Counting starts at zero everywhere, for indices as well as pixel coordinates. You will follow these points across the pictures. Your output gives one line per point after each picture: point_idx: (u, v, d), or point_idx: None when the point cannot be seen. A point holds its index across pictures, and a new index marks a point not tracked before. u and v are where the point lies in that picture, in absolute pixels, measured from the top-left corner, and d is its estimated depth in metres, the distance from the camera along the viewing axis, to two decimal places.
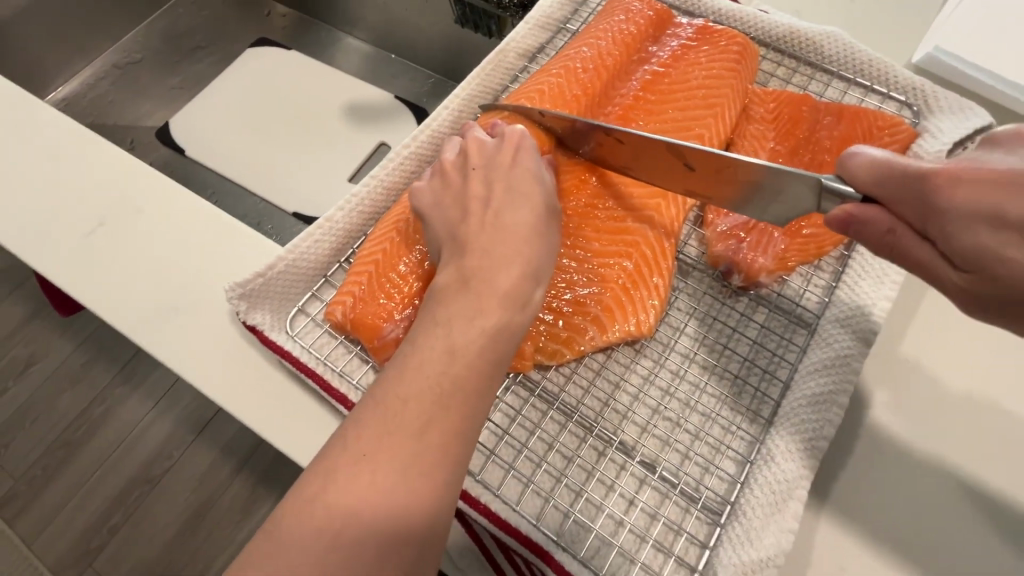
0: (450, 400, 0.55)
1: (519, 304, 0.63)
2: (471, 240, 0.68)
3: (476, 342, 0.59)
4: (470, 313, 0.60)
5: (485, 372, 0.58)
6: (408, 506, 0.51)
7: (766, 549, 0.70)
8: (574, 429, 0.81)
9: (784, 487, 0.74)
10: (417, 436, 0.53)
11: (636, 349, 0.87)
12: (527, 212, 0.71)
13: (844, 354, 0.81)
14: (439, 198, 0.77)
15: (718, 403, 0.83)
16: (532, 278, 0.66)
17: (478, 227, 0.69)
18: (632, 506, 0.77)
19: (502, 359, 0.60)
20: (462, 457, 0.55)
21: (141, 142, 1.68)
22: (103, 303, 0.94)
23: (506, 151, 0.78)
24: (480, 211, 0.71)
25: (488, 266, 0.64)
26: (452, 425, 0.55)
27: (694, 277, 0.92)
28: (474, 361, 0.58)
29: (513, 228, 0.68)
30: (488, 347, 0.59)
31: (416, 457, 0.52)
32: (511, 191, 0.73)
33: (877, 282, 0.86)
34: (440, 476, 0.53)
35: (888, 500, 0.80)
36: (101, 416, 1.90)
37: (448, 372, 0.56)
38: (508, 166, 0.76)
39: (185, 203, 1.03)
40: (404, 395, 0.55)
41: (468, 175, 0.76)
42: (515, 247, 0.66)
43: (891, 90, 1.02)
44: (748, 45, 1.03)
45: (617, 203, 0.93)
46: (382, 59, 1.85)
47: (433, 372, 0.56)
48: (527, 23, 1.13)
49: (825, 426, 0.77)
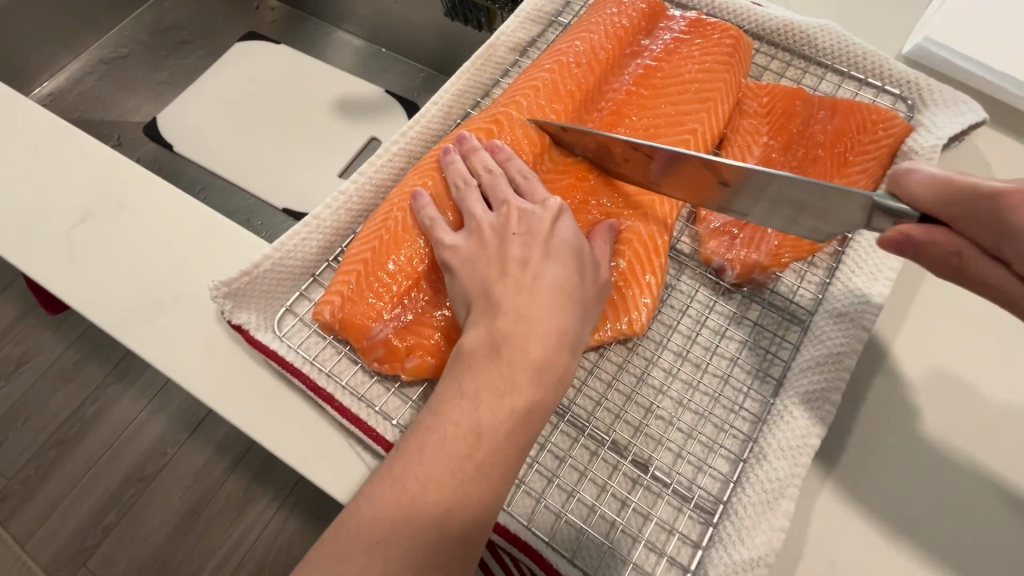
0: (472, 483, 0.56)
1: (549, 382, 0.62)
2: (505, 299, 0.67)
3: (503, 424, 0.58)
4: (499, 389, 0.59)
5: (509, 454, 0.58)
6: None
7: (757, 548, 0.70)
8: (566, 429, 0.80)
9: (776, 486, 0.73)
10: (438, 519, 0.54)
11: (629, 347, 0.86)
12: (564, 273, 0.70)
13: (837, 351, 0.80)
14: (474, 255, 0.74)
15: (712, 401, 0.82)
16: (568, 350, 0.65)
17: (513, 288, 0.68)
18: (624, 507, 0.76)
19: (528, 442, 0.60)
20: (484, 534, 0.57)
21: (129, 138, 1.65)
22: (88, 302, 0.93)
23: (547, 213, 0.76)
24: (516, 271, 0.69)
25: (519, 336, 0.63)
26: (474, 506, 0.56)
27: (689, 274, 0.91)
28: (499, 445, 0.58)
29: (549, 289, 0.67)
30: (516, 429, 0.59)
31: (437, 547, 0.54)
32: (549, 254, 0.72)
33: (871, 277, 0.85)
34: (458, 564, 0.54)
35: (882, 494, 0.79)
36: (93, 416, 1.88)
37: (472, 456, 0.57)
38: (550, 233, 0.74)
39: (172, 200, 1.01)
40: (424, 482, 0.55)
41: (506, 236, 0.74)
42: (550, 318, 0.65)
43: (885, 83, 1.01)
44: (741, 38, 1.02)
45: (610, 200, 0.92)
46: (373, 53, 1.83)
47: (456, 454, 0.56)
48: (517, 16, 1.11)
49: (817, 425, 0.76)
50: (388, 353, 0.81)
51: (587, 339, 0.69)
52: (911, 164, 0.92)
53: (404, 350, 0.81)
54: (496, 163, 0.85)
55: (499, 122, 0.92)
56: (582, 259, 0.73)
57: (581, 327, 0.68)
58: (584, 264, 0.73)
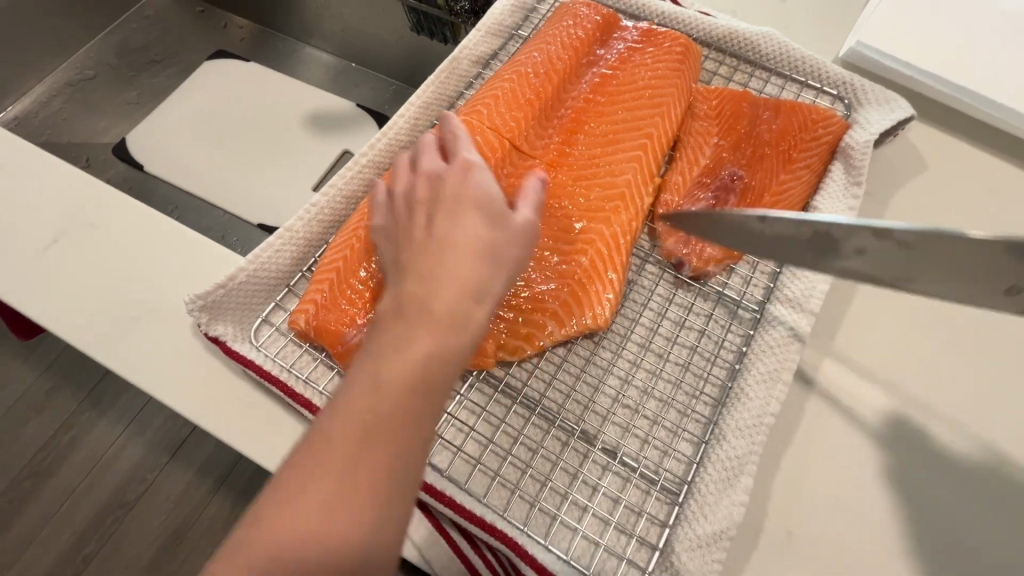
0: (376, 439, 0.53)
1: (456, 331, 0.61)
2: (413, 257, 0.66)
3: (405, 374, 0.56)
4: (401, 341, 0.58)
5: (417, 405, 0.55)
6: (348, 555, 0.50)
7: (719, 522, 0.74)
8: (538, 421, 0.84)
9: (735, 463, 0.78)
10: (340, 487, 0.50)
11: (595, 341, 0.90)
12: (470, 221, 0.68)
13: (786, 336, 0.86)
14: (390, 228, 0.74)
15: (674, 388, 0.86)
16: (473, 296, 0.63)
17: (420, 245, 0.67)
18: (594, 492, 0.80)
19: (437, 390, 0.57)
20: (400, 498, 0.53)
21: (98, 159, 1.65)
22: (61, 323, 0.93)
23: (455, 168, 0.73)
24: (421, 231, 0.68)
25: (422, 286, 0.62)
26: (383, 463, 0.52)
27: (649, 269, 0.96)
28: (404, 397, 0.55)
29: (453, 243, 0.65)
30: (421, 377, 0.56)
31: (340, 513, 0.50)
32: (456, 207, 0.69)
33: (809, 284, 0.90)
34: (372, 529, 0.51)
35: (837, 468, 0.84)
36: (72, 442, 1.85)
37: (374, 410, 0.54)
38: (457, 187, 0.71)
39: (145, 219, 1.03)
40: (325, 446, 0.52)
41: (415, 200, 0.73)
42: (454, 267, 0.63)
43: (824, 85, 1.08)
44: (690, 46, 1.08)
45: (571, 203, 0.96)
46: (343, 68, 1.86)
47: (357, 412, 0.53)
48: (477, 30, 1.15)
49: (771, 403, 0.81)
50: None
51: (501, 287, 0.66)
52: (849, 160, 0.99)
53: None
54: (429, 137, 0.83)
55: None
56: (498, 206, 0.71)
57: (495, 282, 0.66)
58: (495, 212, 0.70)
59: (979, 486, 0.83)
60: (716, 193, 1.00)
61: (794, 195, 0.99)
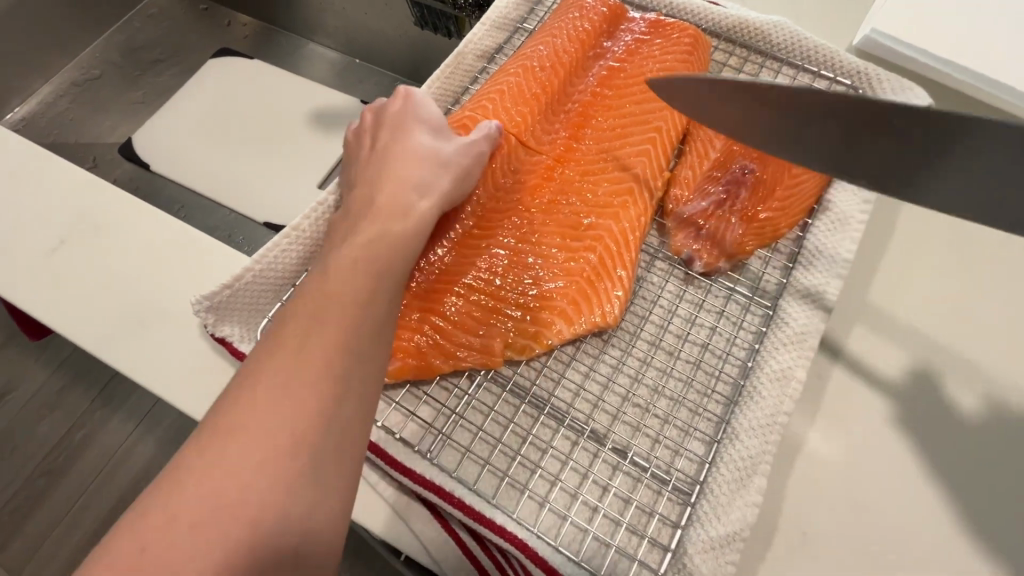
0: (307, 371, 0.58)
1: (385, 257, 0.72)
2: (358, 189, 0.82)
3: (345, 272, 0.68)
4: (345, 251, 0.71)
5: (357, 289, 0.66)
6: (273, 492, 0.52)
7: (732, 523, 0.72)
8: (547, 421, 0.83)
9: (748, 463, 0.76)
10: (296, 356, 0.59)
11: (604, 339, 0.89)
12: (410, 139, 0.86)
13: (800, 332, 0.84)
14: (350, 160, 0.91)
15: (685, 386, 0.85)
16: (412, 189, 0.81)
17: (367, 168, 0.84)
18: (605, 492, 0.79)
19: (374, 279, 0.69)
20: (349, 361, 0.61)
21: (105, 159, 1.65)
22: (70, 324, 0.94)
23: (397, 102, 0.92)
24: (372, 153, 0.87)
25: (352, 243, 0.72)
26: (313, 398, 0.56)
27: (659, 266, 0.95)
28: (345, 288, 0.66)
29: (399, 150, 0.85)
30: (359, 274, 0.68)
31: (298, 373, 0.57)
32: (402, 128, 0.88)
33: (828, 270, 0.89)
34: (324, 388, 0.58)
35: (852, 466, 0.82)
36: (83, 442, 1.85)
37: (322, 297, 0.65)
38: (398, 119, 0.89)
39: (152, 219, 1.03)
40: (257, 380, 0.57)
41: (370, 136, 0.90)
42: (395, 176, 0.81)
43: (838, 75, 1.05)
44: (699, 37, 1.06)
45: (579, 199, 0.94)
46: (347, 64, 1.85)
47: (311, 301, 0.64)
48: (483, 24, 1.14)
49: (785, 401, 0.80)
50: None
51: (446, 182, 0.84)
52: None
53: None
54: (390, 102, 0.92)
55: (466, 126, 0.94)
56: (442, 141, 0.87)
57: (425, 204, 0.80)
58: (438, 130, 0.89)
59: (1000, 482, 0.81)
60: (727, 187, 0.96)
61: (809, 187, 0.94)
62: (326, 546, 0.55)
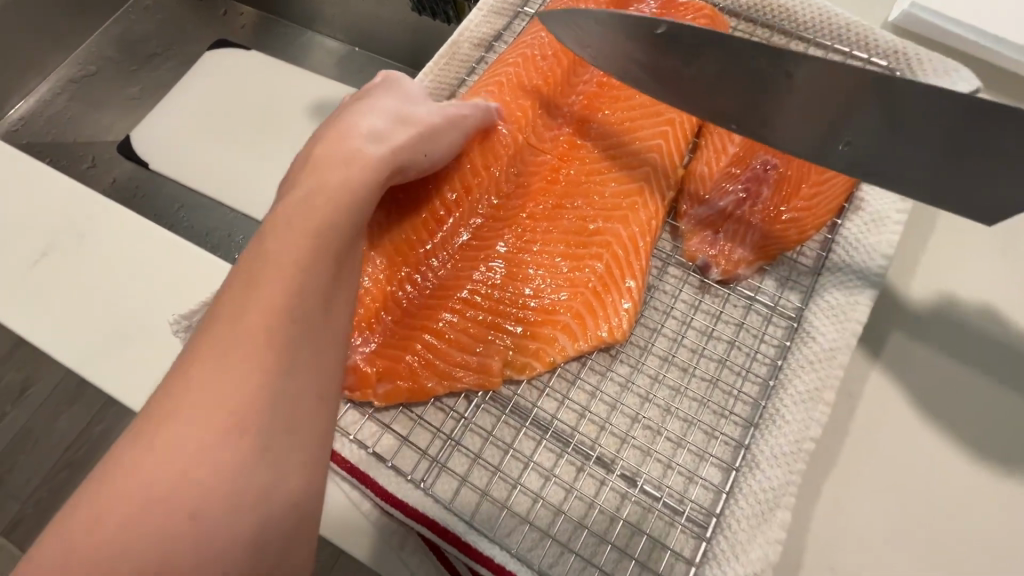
0: (244, 343, 0.48)
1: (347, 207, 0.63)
2: (319, 141, 0.71)
3: (298, 224, 0.58)
4: (301, 202, 0.61)
5: (310, 243, 0.57)
6: (216, 480, 0.44)
7: (752, 563, 0.67)
8: (550, 444, 0.77)
9: (769, 496, 0.70)
10: (236, 324, 0.50)
11: (612, 355, 0.82)
12: (383, 99, 0.77)
13: (829, 349, 0.76)
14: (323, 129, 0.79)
15: (700, 407, 0.78)
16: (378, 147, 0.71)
17: (331, 125, 0.73)
18: (612, 523, 0.73)
19: (330, 231, 0.59)
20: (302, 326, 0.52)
21: (104, 157, 1.60)
22: (59, 341, 0.89)
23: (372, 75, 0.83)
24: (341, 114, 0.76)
25: (303, 195, 0.62)
26: (256, 369, 0.48)
27: (672, 273, 0.87)
28: (297, 242, 0.56)
29: (366, 111, 0.75)
30: (316, 224, 0.59)
31: (240, 342, 0.48)
32: (372, 94, 0.79)
33: (862, 268, 0.81)
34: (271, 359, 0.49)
35: (884, 492, 0.75)
36: (119, 423, 1.60)
37: (265, 252, 0.55)
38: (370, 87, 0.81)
39: (142, 229, 0.98)
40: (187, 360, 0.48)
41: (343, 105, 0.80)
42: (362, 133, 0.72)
43: (872, 55, 0.95)
44: (715, 17, 0.96)
45: (585, 202, 0.87)
46: (345, 52, 1.75)
47: (254, 259, 0.55)
48: (480, 10, 1.07)
49: (811, 426, 0.73)
50: (359, 379, 0.77)
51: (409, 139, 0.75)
52: None
53: (375, 375, 0.77)
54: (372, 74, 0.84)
55: None
56: (416, 104, 0.79)
57: (379, 149, 0.71)
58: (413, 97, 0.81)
59: None
60: (747, 185, 0.87)
61: (840, 183, 0.85)
62: (289, 535, 0.48)
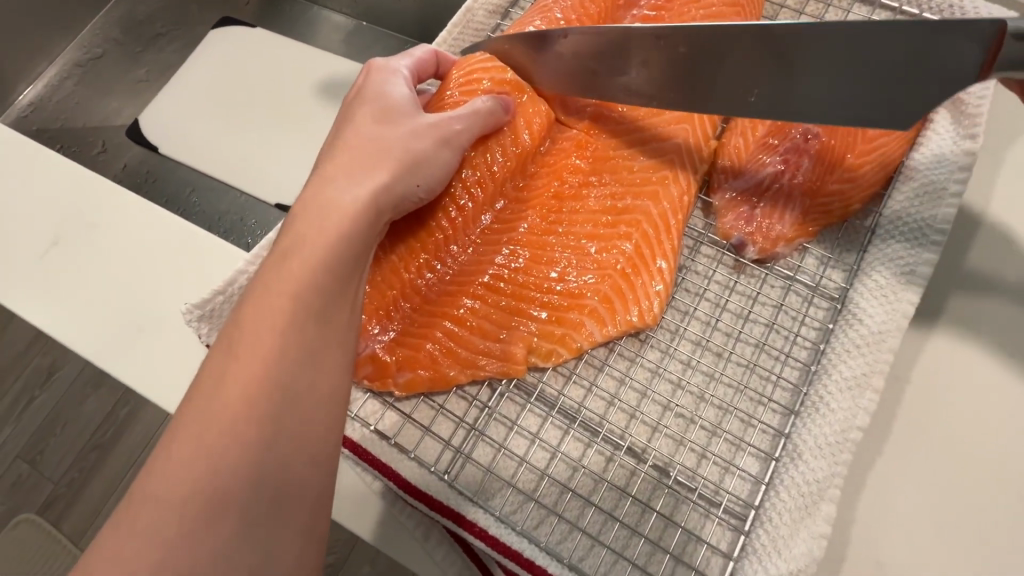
0: (230, 418, 0.52)
1: (328, 260, 0.62)
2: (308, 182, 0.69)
3: (283, 287, 0.59)
4: (279, 263, 0.61)
5: (288, 309, 0.58)
6: (210, 543, 0.49)
7: (795, 559, 0.63)
8: (578, 434, 0.74)
9: (813, 489, 0.66)
10: (221, 401, 0.53)
11: (641, 340, 0.78)
12: (367, 128, 0.73)
13: (878, 333, 0.72)
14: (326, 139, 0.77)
15: (737, 393, 0.74)
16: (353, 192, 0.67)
17: (319, 161, 0.72)
18: (644, 515, 0.70)
19: (312, 292, 0.60)
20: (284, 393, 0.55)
21: (113, 142, 1.56)
22: (76, 333, 0.87)
23: (364, 85, 0.78)
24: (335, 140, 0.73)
25: (286, 255, 0.61)
26: (236, 449, 0.51)
27: (705, 252, 0.82)
28: (277, 315, 0.57)
29: (352, 149, 0.71)
30: (300, 288, 0.59)
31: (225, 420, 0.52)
32: (359, 117, 0.74)
33: (913, 244, 0.76)
34: (255, 432, 0.52)
35: (936, 481, 0.71)
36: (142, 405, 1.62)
37: (253, 324, 0.57)
38: (360, 104, 0.76)
39: (154, 216, 0.95)
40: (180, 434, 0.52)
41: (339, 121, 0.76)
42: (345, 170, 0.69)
43: (923, 11, 0.88)
44: None
45: (613, 179, 0.82)
46: (353, 27, 1.69)
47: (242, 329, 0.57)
48: None
49: (859, 414, 0.69)
50: (378, 369, 0.75)
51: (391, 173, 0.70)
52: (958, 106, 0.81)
53: (395, 364, 0.75)
54: (366, 77, 0.79)
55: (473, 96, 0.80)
56: (404, 122, 0.74)
57: (354, 192, 0.67)
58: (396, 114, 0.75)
59: None
60: (785, 156, 0.81)
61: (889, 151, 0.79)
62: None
